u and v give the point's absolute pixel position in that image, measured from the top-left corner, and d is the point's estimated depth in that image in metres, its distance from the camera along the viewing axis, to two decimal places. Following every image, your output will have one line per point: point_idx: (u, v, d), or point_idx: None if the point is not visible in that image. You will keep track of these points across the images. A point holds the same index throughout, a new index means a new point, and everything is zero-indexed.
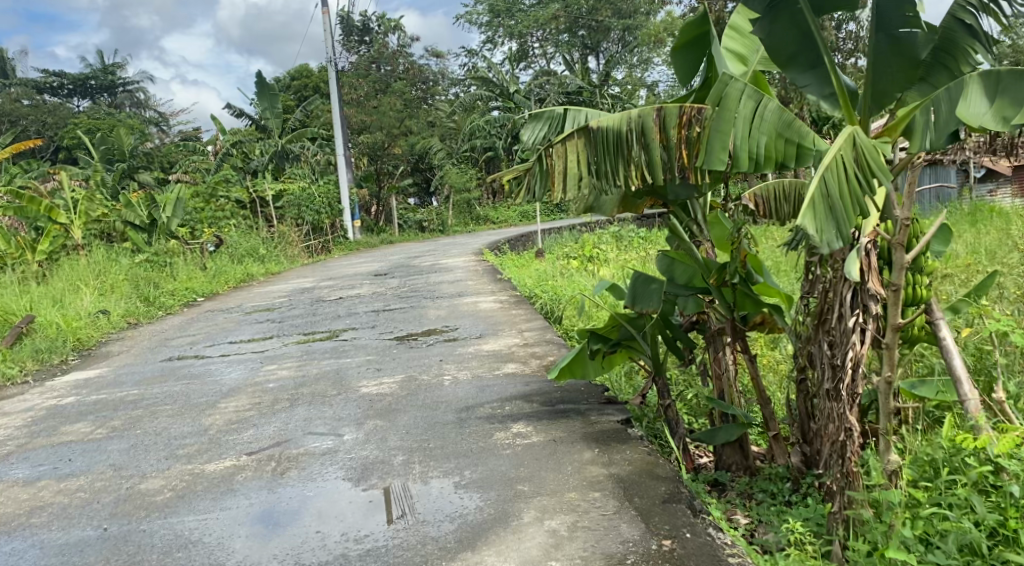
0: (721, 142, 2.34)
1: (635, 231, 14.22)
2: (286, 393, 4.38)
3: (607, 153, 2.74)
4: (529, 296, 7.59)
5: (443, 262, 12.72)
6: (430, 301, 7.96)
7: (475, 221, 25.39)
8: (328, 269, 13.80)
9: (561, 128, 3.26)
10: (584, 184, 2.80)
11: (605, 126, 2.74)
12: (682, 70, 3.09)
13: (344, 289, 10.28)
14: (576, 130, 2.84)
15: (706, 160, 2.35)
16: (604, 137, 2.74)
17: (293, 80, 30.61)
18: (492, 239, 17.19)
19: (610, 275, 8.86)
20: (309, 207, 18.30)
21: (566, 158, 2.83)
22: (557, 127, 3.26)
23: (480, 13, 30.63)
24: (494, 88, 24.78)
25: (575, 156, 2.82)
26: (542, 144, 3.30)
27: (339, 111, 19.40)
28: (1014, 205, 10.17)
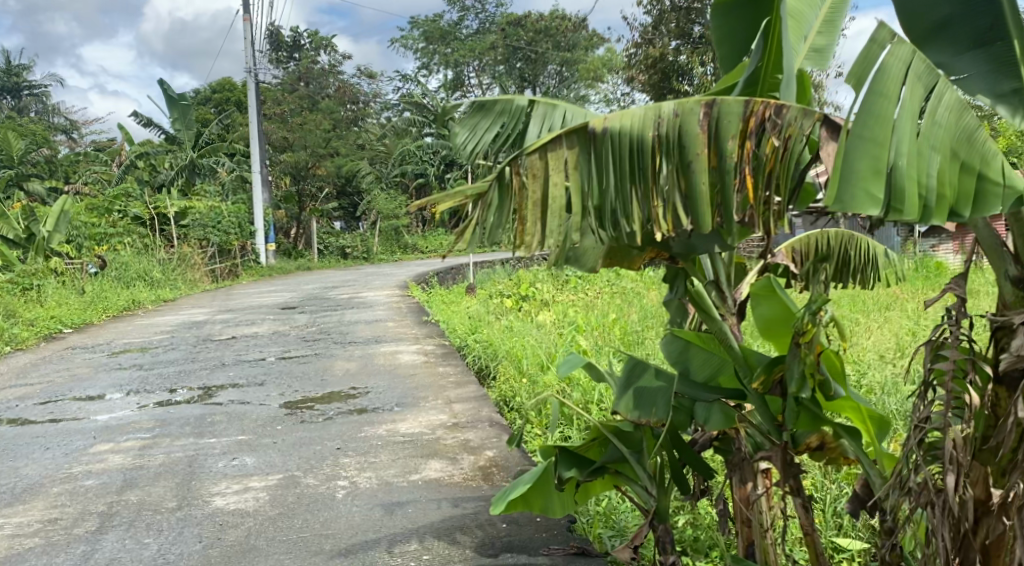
0: (869, 162, 1.33)
1: (574, 271, 13.20)
2: (103, 499, 3.01)
3: (616, 171, 1.62)
4: (457, 345, 6.40)
5: (363, 296, 11.33)
6: (338, 349, 6.62)
7: (403, 249, 23.75)
8: (231, 298, 12.18)
9: (521, 131, 2.18)
10: (577, 218, 1.66)
11: (617, 127, 1.64)
12: (726, 38, 2.18)
13: (241, 326, 8.77)
14: (564, 130, 1.69)
15: (841, 195, 1.31)
16: (615, 144, 1.63)
17: (214, 92, 28.77)
18: (420, 271, 15.92)
19: (549, 323, 7.81)
20: (217, 227, 16.52)
21: (547, 171, 1.67)
22: (513, 133, 2.20)
23: (416, 38, 29.85)
24: (429, 114, 23.89)
25: (562, 173, 1.67)
26: (488, 153, 2.19)
27: (257, 126, 17.80)
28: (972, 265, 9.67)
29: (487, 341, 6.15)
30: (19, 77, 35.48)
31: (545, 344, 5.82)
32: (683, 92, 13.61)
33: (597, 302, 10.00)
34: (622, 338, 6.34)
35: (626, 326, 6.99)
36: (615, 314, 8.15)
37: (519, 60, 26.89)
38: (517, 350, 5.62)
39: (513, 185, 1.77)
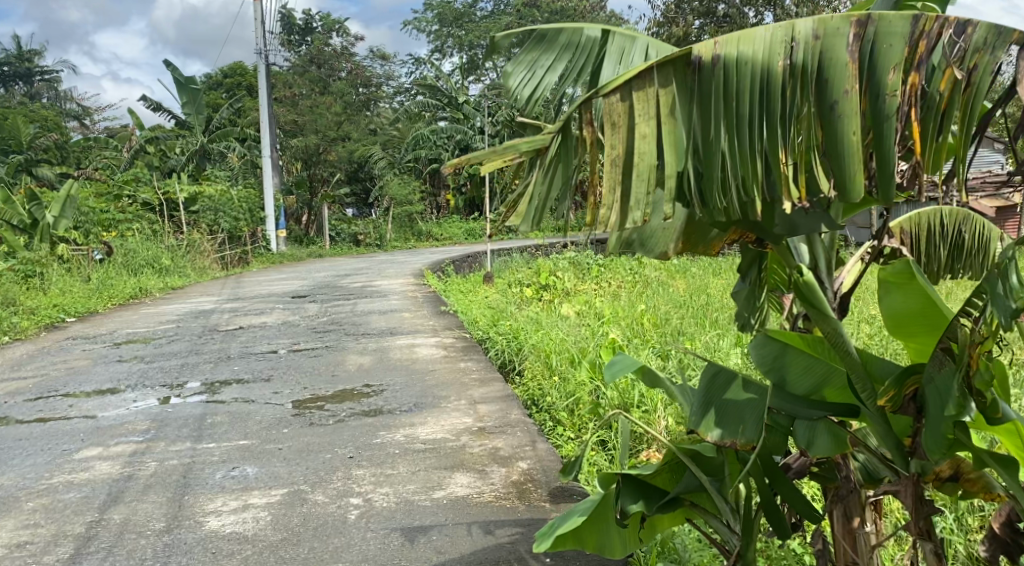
0: None
1: (595, 260, 12.75)
2: (81, 519, 2.62)
3: (737, 121, 1.40)
4: (478, 338, 6.01)
5: (376, 285, 10.93)
6: (350, 341, 6.23)
7: (417, 236, 23.24)
8: (240, 286, 11.79)
9: (591, 67, 2.12)
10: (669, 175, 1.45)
11: (729, 54, 1.41)
12: None
13: (250, 315, 8.39)
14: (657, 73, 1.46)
15: None
16: (738, 84, 1.40)
17: (226, 77, 28.40)
18: (434, 259, 15.49)
19: (572, 314, 7.42)
20: (227, 211, 16.11)
21: (631, 114, 1.48)
22: (584, 66, 2.15)
23: (429, 20, 29.33)
24: (442, 98, 23.19)
25: (646, 119, 1.47)
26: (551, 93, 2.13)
27: (268, 110, 17.41)
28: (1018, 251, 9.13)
29: (510, 333, 5.77)
30: (31, 62, 35.21)
31: (575, 337, 5.43)
32: None
33: (621, 292, 9.57)
34: (654, 332, 5.94)
35: (657, 320, 6.59)
36: (643, 305, 7.74)
37: None
38: (544, 342, 5.24)
39: (588, 138, 1.61)
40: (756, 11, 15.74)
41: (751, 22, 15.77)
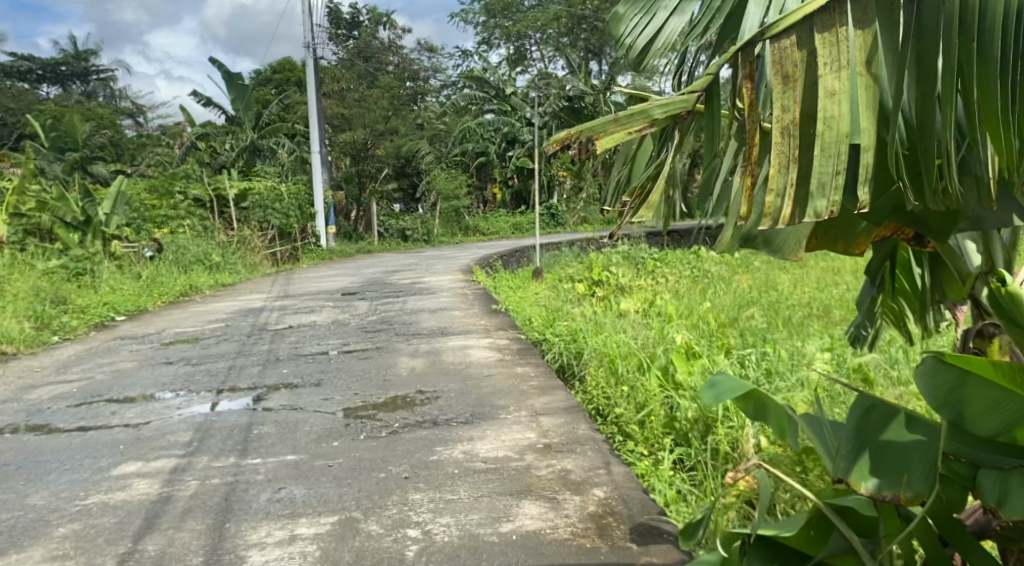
0: None
1: (648, 254, 12.31)
2: (114, 550, 2.38)
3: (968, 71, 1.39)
4: (534, 340, 5.67)
5: (425, 281, 10.70)
6: (401, 342, 5.97)
7: (464, 231, 23.03)
8: (289, 283, 11.71)
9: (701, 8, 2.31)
10: (864, 138, 1.52)
11: None
12: None
13: (298, 314, 8.23)
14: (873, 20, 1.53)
15: None
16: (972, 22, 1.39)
17: (275, 73, 28.65)
18: (483, 254, 15.24)
19: (631, 312, 7.03)
20: (277, 208, 16.02)
21: (812, 63, 1.56)
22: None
23: (477, 13, 29.35)
24: (490, 90, 23.39)
25: (835, 72, 1.53)
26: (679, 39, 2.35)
27: (317, 105, 17.41)
28: None
29: (570, 335, 5.42)
30: (89, 62, 36.10)
31: (640, 340, 5.06)
32: None
33: (679, 289, 9.13)
34: (723, 334, 5.53)
35: (724, 321, 6.17)
36: (706, 303, 7.31)
37: (583, 32, 25.75)
38: (609, 347, 4.88)
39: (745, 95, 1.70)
40: None
41: None
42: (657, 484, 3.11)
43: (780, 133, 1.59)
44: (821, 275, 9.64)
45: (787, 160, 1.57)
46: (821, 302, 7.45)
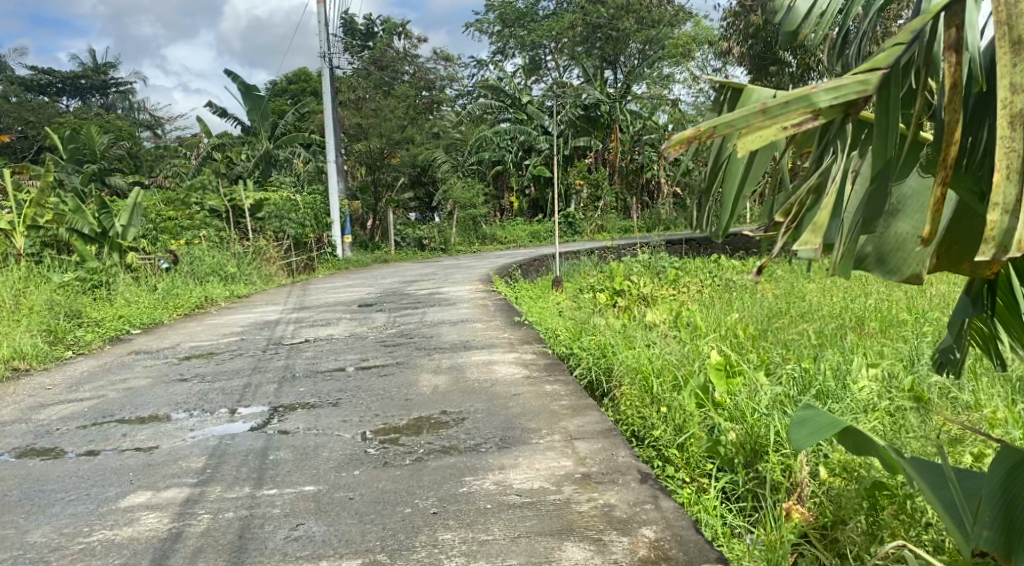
0: None
1: (670, 263, 12.02)
2: None
3: None
4: (560, 354, 5.41)
5: (444, 292, 10.48)
6: (421, 357, 5.72)
7: (481, 240, 22.84)
8: (305, 294, 11.54)
9: None
10: None
11: None
12: None
13: (315, 327, 8.03)
14: None
15: None
16: None
17: (291, 84, 28.71)
18: (501, 263, 15.03)
19: (658, 324, 6.76)
20: (293, 217, 15.89)
21: None
22: None
23: (492, 22, 29.35)
24: (506, 98, 23.21)
25: None
26: None
27: (332, 115, 17.30)
28: None
29: (598, 350, 5.14)
30: (108, 75, 36.29)
31: (675, 356, 4.78)
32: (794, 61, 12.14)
33: (705, 299, 8.83)
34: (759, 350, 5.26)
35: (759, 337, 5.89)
36: (736, 316, 7.01)
37: (598, 40, 25.49)
38: (642, 362, 4.61)
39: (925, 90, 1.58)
40: None
41: None
42: (704, 515, 2.84)
43: (1011, 124, 1.35)
44: (851, 284, 9.31)
45: (1019, 164, 1.35)
46: (856, 314, 7.14)
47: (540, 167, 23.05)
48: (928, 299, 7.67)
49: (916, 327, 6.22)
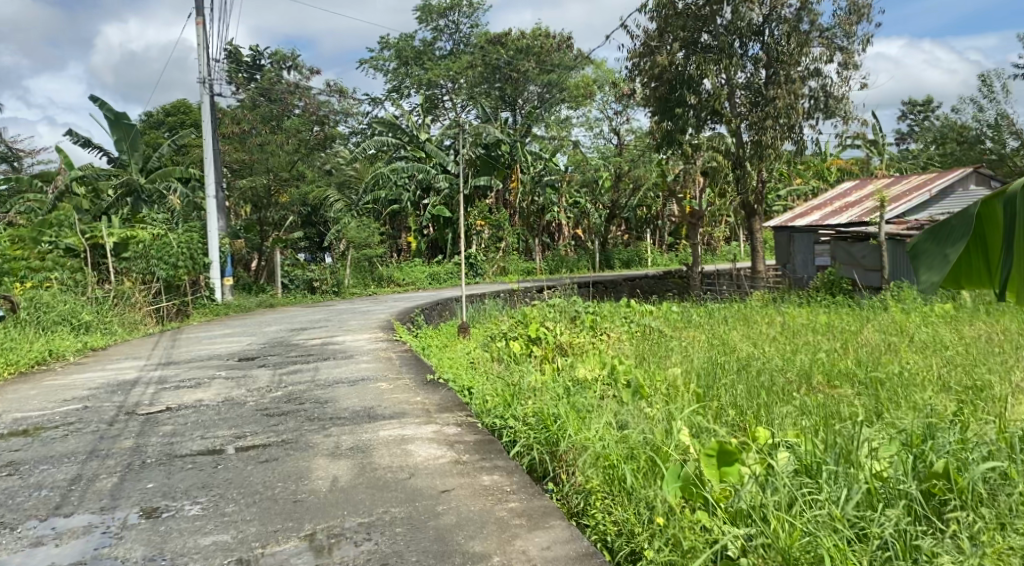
0: None
1: (584, 308, 11.26)
2: None
3: None
4: (490, 427, 4.43)
5: (339, 342, 9.25)
6: (314, 433, 4.53)
7: (377, 282, 21.41)
8: (176, 346, 9.95)
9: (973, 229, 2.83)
10: None
11: None
12: None
13: (181, 389, 6.60)
14: None
15: None
16: None
17: (168, 116, 26.55)
18: (402, 307, 13.92)
19: (593, 382, 5.92)
20: (163, 257, 13.74)
21: None
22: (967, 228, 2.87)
23: (387, 59, 28.88)
24: (403, 135, 22.27)
25: None
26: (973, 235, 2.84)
27: (213, 145, 15.74)
28: None
29: (539, 422, 4.21)
30: None
31: (636, 430, 3.93)
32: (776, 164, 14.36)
33: (632, 351, 8.09)
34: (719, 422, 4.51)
35: (714, 408, 5.17)
36: (675, 373, 6.29)
37: (498, 80, 25.15)
38: (600, 439, 3.73)
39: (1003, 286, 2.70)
40: (741, 43, 14.93)
41: (735, 54, 14.92)
42: None
43: None
44: (779, 333, 8.89)
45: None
46: (800, 370, 6.62)
47: (440, 207, 22.06)
48: (865, 349, 7.29)
49: (871, 381, 5.72)
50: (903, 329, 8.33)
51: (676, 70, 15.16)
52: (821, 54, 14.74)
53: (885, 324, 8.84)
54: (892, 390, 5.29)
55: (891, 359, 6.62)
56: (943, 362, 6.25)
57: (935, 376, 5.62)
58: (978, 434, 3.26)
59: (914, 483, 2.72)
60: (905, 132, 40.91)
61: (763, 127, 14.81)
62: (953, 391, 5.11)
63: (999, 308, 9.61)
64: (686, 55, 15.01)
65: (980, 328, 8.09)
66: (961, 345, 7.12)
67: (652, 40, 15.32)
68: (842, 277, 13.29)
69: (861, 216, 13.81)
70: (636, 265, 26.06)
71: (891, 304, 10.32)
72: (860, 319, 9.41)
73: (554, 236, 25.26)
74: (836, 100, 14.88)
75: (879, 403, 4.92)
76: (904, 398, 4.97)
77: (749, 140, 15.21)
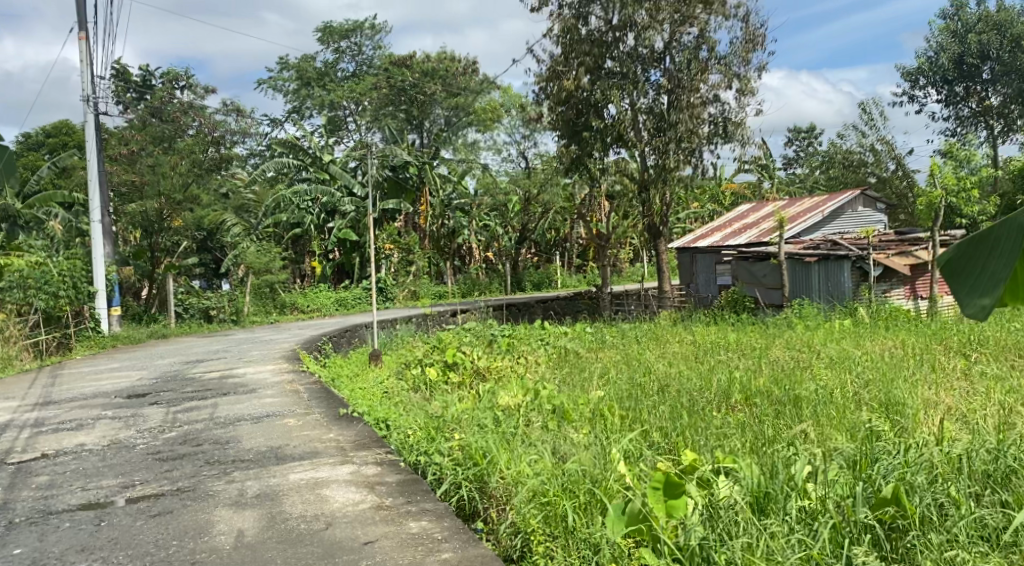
0: None
1: (499, 332, 11.03)
2: None
3: None
4: (412, 464, 4.13)
5: (239, 375, 8.61)
6: (214, 479, 4.00)
7: (280, 309, 20.44)
8: (52, 384, 8.96)
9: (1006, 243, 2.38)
10: None
11: None
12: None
13: (59, 432, 5.62)
14: None
15: None
16: None
17: (48, 137, 24.67)
18: (307, 335, 13.26)
19: (517, 408, 5.73)
20: (44, 287, 12.44)
21: None
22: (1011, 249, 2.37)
23: (287, 79, 28.03)
24: (304, 157, 21.58)
25: None
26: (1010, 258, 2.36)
27: (99, 166, 14.62)
28: (972, 336, 8.51)
29: (467, 457, 3.97)
30: None
31: (570, 461, 3.79)
32: (682, 188, 14.76)
33: (552, 374, 7.98)
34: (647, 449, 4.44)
35: (641, 433, 5.11)
36: (598, 395, 6.21)
37: (404, 103, 24.87)
38: (536, 473, 3.56)
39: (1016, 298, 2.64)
40: (644, 69, 15.26)
41: (640, 80, 15.26)
42: None
43: None
44: (692, 351, 9.04)
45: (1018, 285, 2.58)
46: (719, 388, 6.72)
47: (346, 230, 21.41)
48: (778, 366, 7.52)
49: (785, 402, 5.86)
50: (810, 346, 8.65)
51: (583, 94, 15.34)
52: (720, 81, 15.31)
53: (791, 342, 9.14)
54: (806, 410, 5.43)
55: (804, 377, 6.84)
56: (854, 380, 6.50)
57: (843, 395, 5.84)
58: (906, 454, 3.34)
59: (860, 513, 2.73)
60: (792, 157, 43.33)
61: (667, 150, 15.17)
62: (868, 410, 5.30)
63: (892, 324, 10.12)
64: (592, 79, 15.23)
65: (877, 345, 8.50)
66: (865, 360, 7.46)
67: (558, 64, 15.48)
68: (746, 296, 13.72)
69: (759, 237, 14.41)
70: (546, 287, 26.19)
71: (795, 322, 10.69)
72: (768, 337, 9.69)
73: (465, 259, 25.16)
74: (734, 125, 15.48)
75: (802, 425, 5.03)
76: (819, 421, 5.10)
77: (654, 164, 15.56)
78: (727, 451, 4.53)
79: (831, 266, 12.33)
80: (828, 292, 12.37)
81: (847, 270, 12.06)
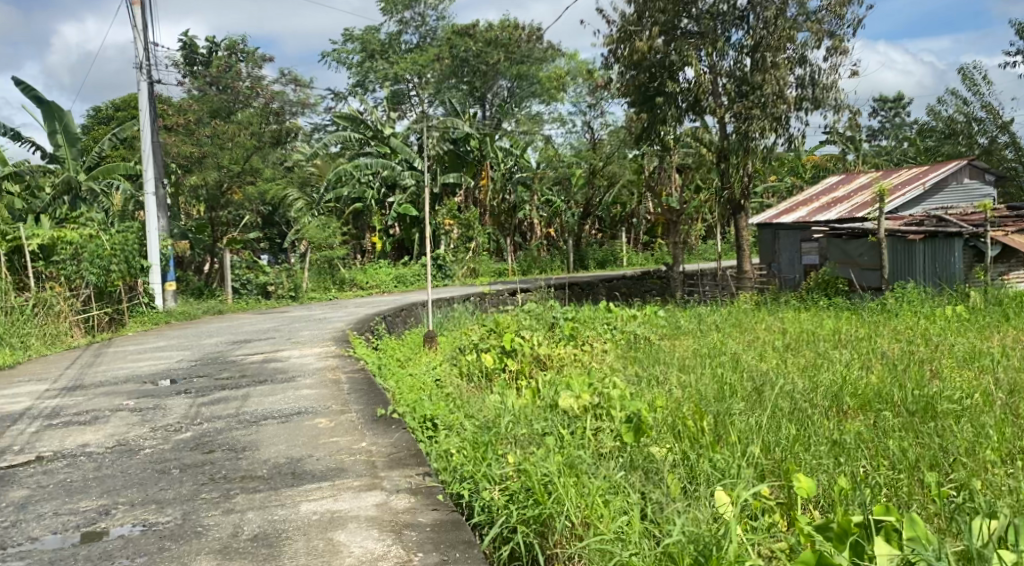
0: None
1: (562, 314, 10.06)
2: None
3: None
4: (456, 495, 3.26)
5: (283, 359, 7.94)
6: (210, 507, 3.19)
7: (339, 285, 19.91)
8: (93, 362, 8.48)
9: None
10: None
11: None
12: None
13: (70, 425, 5.08)
14: None
15: None
16: None
17: (116, 112, 24.84)
18: (364, 314, 12.66)
19: (585, 412, 4.83)
20: (95, 260, 12.06)
21: None
22: None
23: (350, 51, 27.59)
24: (366, 130, 21.08)
25: None
26: None
27: (154, 138, 14.26)
28: None
29: (525, 491, 3.09)
30: None
31: (667, 515, 2.88)
32: (763, 155, 13.56)
33: (622, 367, 7.03)
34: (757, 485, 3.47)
35: (737, 453, 4.15)
36: (679, 398, 5.26)
37: (466, 74, 24.01)
38: (621, 532, 2.70)
39: None
40: (725, 28, 13.87)
41: (721, 39, 13.90)
42: None
43: None
44: (784, 341, 7.92)
45: None
46: (827, 388, 5.70)
47: (406, 206, 20.82)
48: (893, 362, 6.43)
49: (915, 417, 4.79)
50: (926, 338, 7.45)
51: (657, 57, 14.12)
52: (809, 39, 13.80)
53: (901, 333, 7.92)
54: (949, 432, 4.36)
55: (929, 380, 5.76)
56: (994, 386, 5.40)
57: (990, 411, 4.75)
58: None
59: None
60: (879, 129, 40.61)
61: (750, 116, 13.77)
62: None
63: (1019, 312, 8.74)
64: (667, 41, 13.98)
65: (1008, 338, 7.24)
66: (999, 358, 6.29)
67: (630, 24, 14.25)
68: (837, 278, 12.41)
69: (851, 211, 13.03)
70: (611, 265, 25.00)
71: (901, 309, 9.39)
72: (868, 326, 8.50)
73: (526, 236, 24.06)
74: (824, 88, 13.99)
75: (949, 447, 4.05)
76: (972, 449, 4.05)
77: (734, 131, 14.22)
78: (860, 485, 3.58)
79: (941, 246, 10.93)
80: (937, 278, 10.99)
81: (958, 250, 10.69)
